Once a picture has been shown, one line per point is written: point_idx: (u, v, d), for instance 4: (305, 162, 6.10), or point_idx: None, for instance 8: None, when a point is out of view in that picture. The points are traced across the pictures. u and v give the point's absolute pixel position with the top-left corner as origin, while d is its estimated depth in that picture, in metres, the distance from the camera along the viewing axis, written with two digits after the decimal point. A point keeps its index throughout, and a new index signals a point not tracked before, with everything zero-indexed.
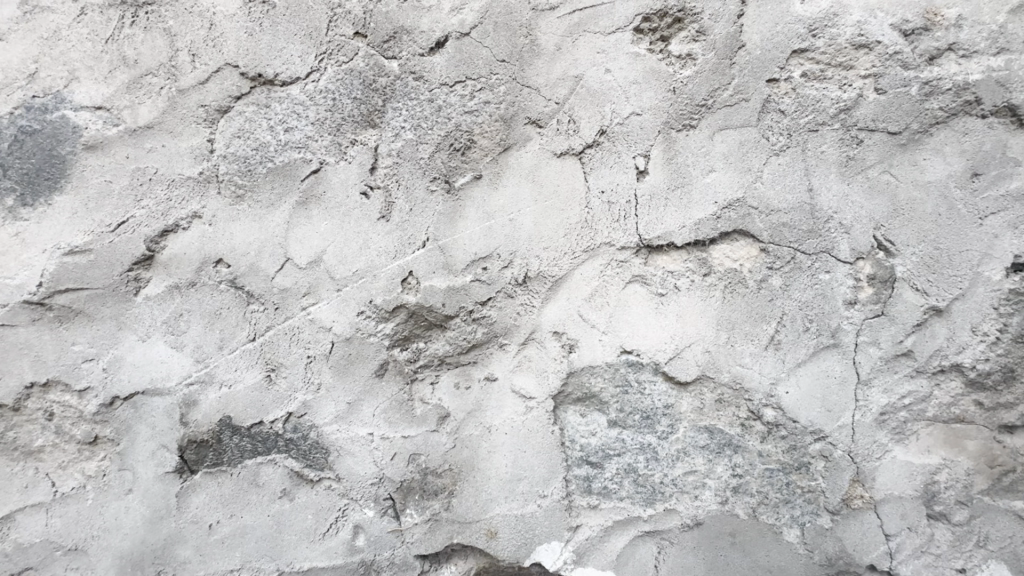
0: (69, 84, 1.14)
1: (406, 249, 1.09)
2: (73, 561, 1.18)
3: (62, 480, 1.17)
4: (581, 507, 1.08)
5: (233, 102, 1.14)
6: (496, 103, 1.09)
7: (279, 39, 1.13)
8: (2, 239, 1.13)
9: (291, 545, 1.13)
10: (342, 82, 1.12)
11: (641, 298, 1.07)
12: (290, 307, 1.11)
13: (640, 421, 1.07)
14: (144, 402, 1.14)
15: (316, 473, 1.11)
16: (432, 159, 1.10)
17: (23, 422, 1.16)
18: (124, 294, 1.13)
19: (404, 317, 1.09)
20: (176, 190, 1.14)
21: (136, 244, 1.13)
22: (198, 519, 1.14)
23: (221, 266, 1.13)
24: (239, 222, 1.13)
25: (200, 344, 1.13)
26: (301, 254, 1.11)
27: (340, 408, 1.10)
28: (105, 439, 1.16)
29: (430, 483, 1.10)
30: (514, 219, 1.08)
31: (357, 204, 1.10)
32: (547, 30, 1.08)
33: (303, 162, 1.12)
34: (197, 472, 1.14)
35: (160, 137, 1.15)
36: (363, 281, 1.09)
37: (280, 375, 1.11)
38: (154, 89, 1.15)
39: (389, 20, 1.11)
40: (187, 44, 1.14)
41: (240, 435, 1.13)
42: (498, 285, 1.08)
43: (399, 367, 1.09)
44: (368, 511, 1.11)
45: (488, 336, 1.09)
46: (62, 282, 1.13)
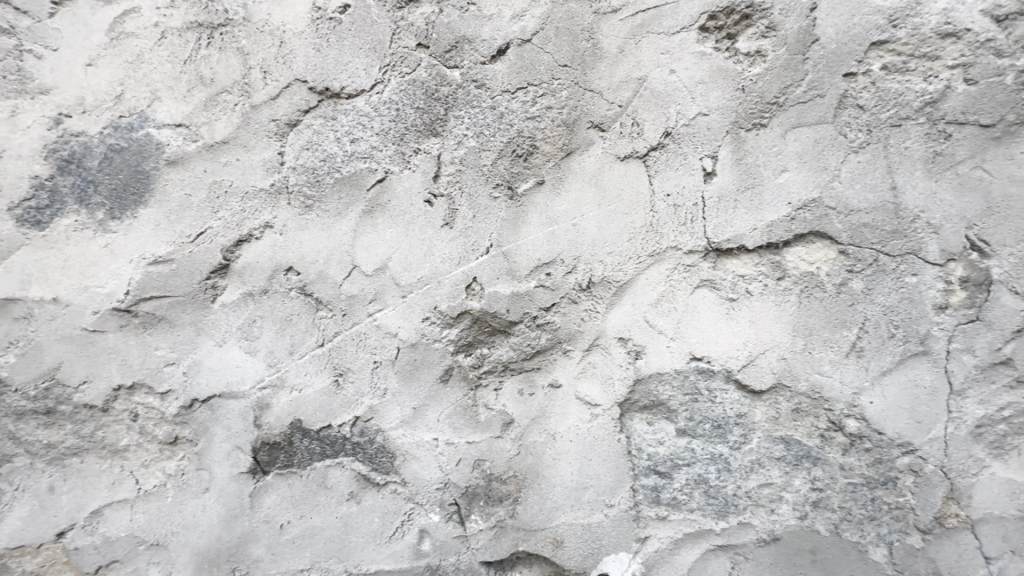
0: (151, 104, 1.24)
1: (470, 256, 1.10)
2: (154, 555, 1.24)
3: (146, 478, 1.24)
4: (649, 518, 1.06)
5: (301, 116, 1.20)
6: (558, 108, 1.08)
7: (345, 54, 1.18)
8: (94, 251, 1.22)
9: (358, 547, 1.14)
10: (406, 92, 1.15)
11: (710, 303, 1.03)
12: (356, 314, 1.13)
13: (711, 430, 1.03)
14: (220, 404, 1.19)
15: (383, 476, 1.13)
16: (494, 166, 1.10)
17: (112, 421, 1.24)
18: (202, 301, 1.19)
19: (468, 323, 1.10)
20: (250, 202, 1.19)
21: (213, 254, 1.19)
22: (270, 518, 1.18)
23: (291, 274, 1.17)
24: (308, 230, 1.17)
25: (272, 349, 1.17)
26: (368, 262, 1.13)
27: (405, 413, 1.11)
28: (184, 439, 1.22)
29: (496, 489, 1.09)
30: (577, 224, 1.08)
31: (421, 212, 1.12)
32: (609, 33, 1.07)
33: (369, 171, 1.15)
34: (270, 473, 1.18)
35: (235, 151, 1.21)
36: (428, 288, 1.10)
37: (347, 379, 1.14)
38: (229, 105, 1.22)
39: (451, 30, 1.14)
40: (259, 62, 1.22)
41: (309, 438, 1.16)
42: (563, 290, 1.07)
43: (463, 373, 1.10)
44: (433, 516, 1.11)
45: (552, 342, 1.08)
46: (147, 291, 1.19)
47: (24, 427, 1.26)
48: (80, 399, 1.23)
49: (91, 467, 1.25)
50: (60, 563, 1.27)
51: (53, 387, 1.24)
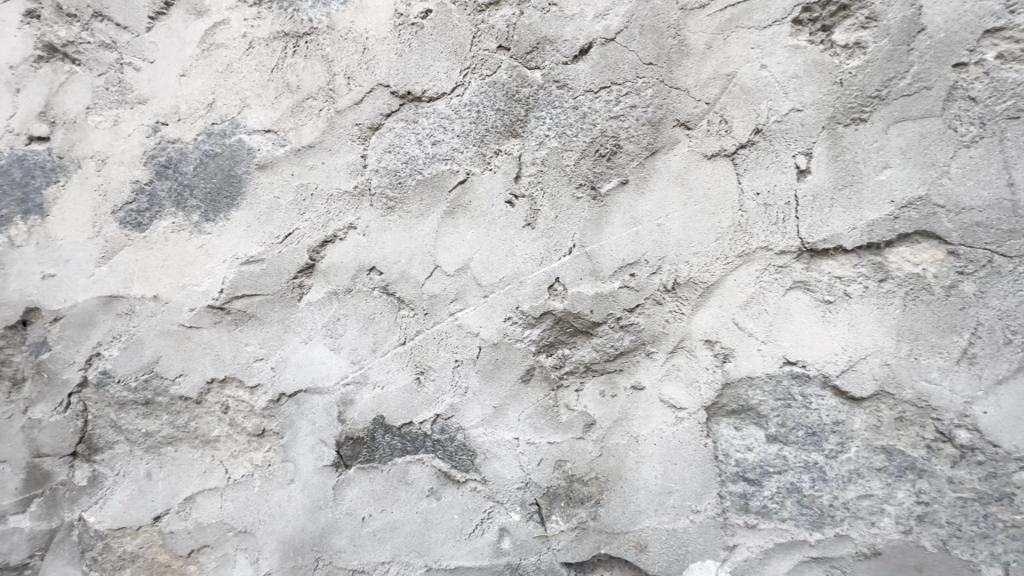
0: (242, 111, 1.32)
1: (552, 256, 1.10)
2: (242, 542, 1.30)
3: (235, 468, 1.30)
4: (737, 526, 1.03)
5: (384, 120, 1.23)
6: (643, 107, 1.07)
7: (426, 58, 1.20)
8: (191, 251, 1.29)
9: (439, 543, 1.16)
10: (486, 95, 1.17)
11: (804, 306, 1.00)
12: (438, 313, 1.15)
13: (805, 437, 1.00)
14: (306, 399, 1.24)
15: (463, 474, 1.15)
16: (577, 166, 1.10)
17: (204, 413, 1.31)
18: (289, 299, 1.24)
19: (550, 324, 1.10)
20: (334, 203, 1.23)
21: (301, 254, 1.23)
22: (352, 511, 1.21)
23: (374, 274, 1.20)
24: (391, 231, 1.20)
25: (356, 346, 1.20)
26: (449, 262, 1.15)
27: (486, 412, 1.12)
28: (271, 432, 1.27)
29: (577, 490, 1.09)
30: (661, 224, 1.06)
31: (503, 213, 1.13)
32: (696, 29, 1.05)
33: (450, 173, 1.17)
34: (352, 467, 1.21)
35: (320, 155, 1.25)
36: (510, 288, 1.11)
37: (428, 377, 1.16)
38: (314, 111, 1.27)
39: (532, 31, 1.14)
40: (343, 68, 1.26)
41: (391, 434, 1.18)
42: (647, 291, 1.06)
43: (545, 373, 1.10)
44: (514, 515, 1.12)
45: (636, 344, 1.07)
46: (239, 289, 1.25)
47: (125, 417, 1.36)
48: (176, 391, 1.31)
49: (185, 456, 1.33)
50: (156, 546, 1.35)
51: (152, 379, 1.32)
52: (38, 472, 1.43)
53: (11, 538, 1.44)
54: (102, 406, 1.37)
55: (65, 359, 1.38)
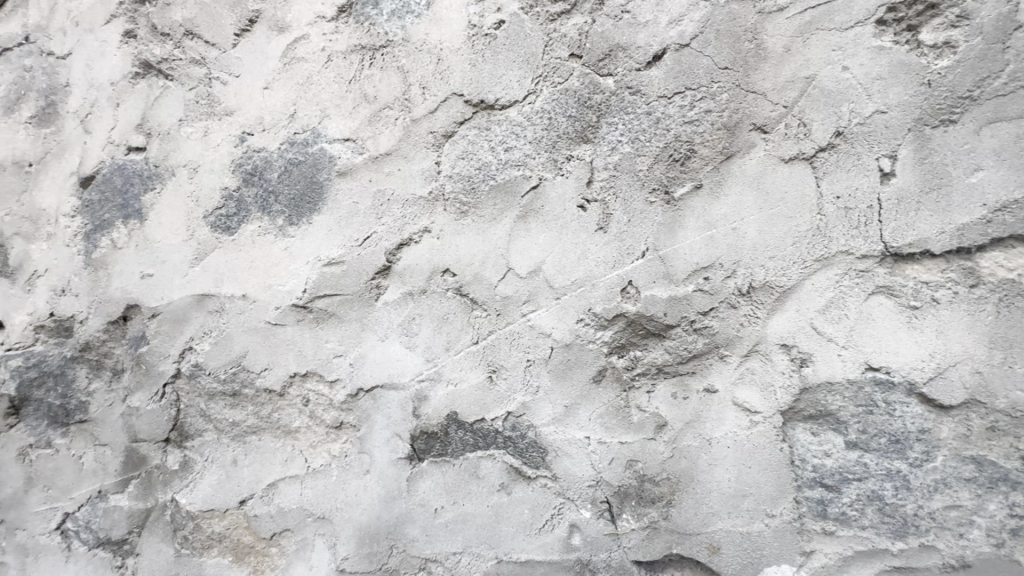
0: (322, 121, 1.40)
1: (625, 259, 1.12)
2: (321, 527, 1.38)
3: (313, 457, 1.38)
4: (814, 532, 1.02)
5: (457, 127, 1.28)
6: (718, 112, 1.08)
7: (499, 67, 1.24)
8: (276, 254, 1.38)
9: (510, 536, 1.20)
10: (558, 102, 1.20)
11: (888, 311, 0.98)
12: (511, 314, 1.19)
13: (887, 444, 0.98)
14: (382, 394, 1.30)
15: (533, 470, 1.18)
16: (650, 171, 1.12)
17: (286, 405, 1.39)
18: (367, 299, 1.30)
19: (622, 326, 1.12)
20: (410, 208, 1.29)
21: (378, 256, 1.30)
22: (425, 502, 1.27)
23: (448, 276, 1.25)
24: (464, 235, 1.24)
25: (430, 345, 1.26)
26: (522, 264, 1.19)
27: (557, 410, 1.16)
28: (348, 424, 1.34)
29: (648, 490, 1.11)
30: (736, 228, 1.06)
31: (575, 217, 1.16)
32: (774, 32, 1.05)
33: (522, 178, 1.21)
34: (426, 460, 1.27)
35: (396, 162, 1.31)
36: (582, 290, 1.14)
37: (500, 376, 1.20)
38: (391, 120, 1.33)
39: (605, 39, 1.16)
40: (418, 79, 1.32)
41: (464, 429, 1.23)
42: (721, 295, 1.07)
43: (616, 374, 1.13)
44: (584, 512, 1.14)
45: (709, 346, 1.08)
46: (321, 289, 1.33)
47: (214, 407, 1.46)
48: (261, 383, 1.40)
49: (268, 444, 1.42)
50: (241, 527, 1.45)
51: (239, 372, 1.42)
52: (135, 456, 1.56)
53: (114, 515, 1.57)
54: (193, 396, 1.48)
55: (161, 352, 1.50)
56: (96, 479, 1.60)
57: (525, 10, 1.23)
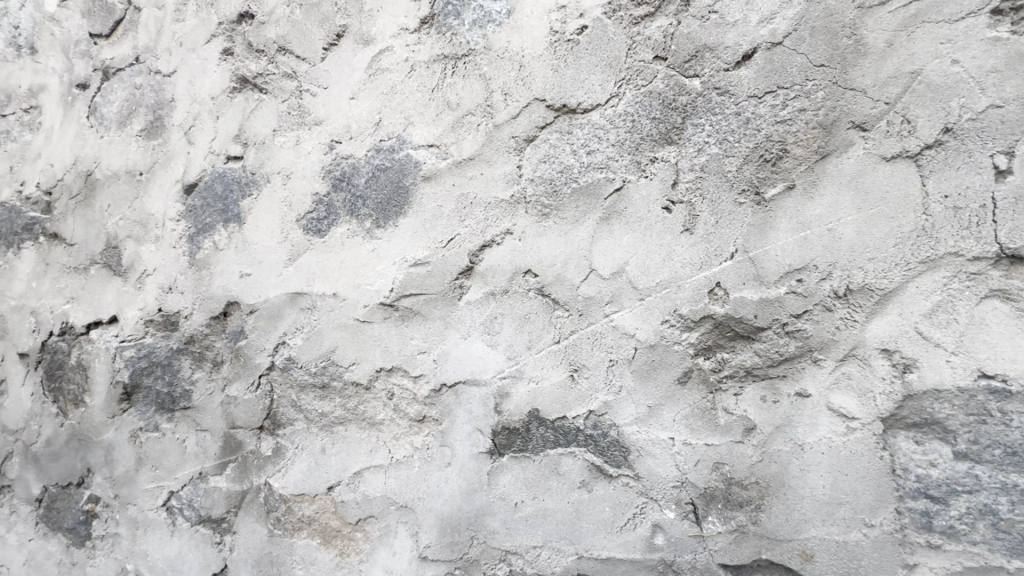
0: (406, 129, 1.47)
1: (712, 261, 1.12)
2: (404, 516, 1.44)
3: (397, 449, 1.45)
4: (917, 544, 0.98)
5: (539, 132, 1.31)
6: (813, 110, 1.06)
7: (582, 71, 1.27)
8: (364, 255, 1.46)
9: (590, 533, 1.22)
10: (642, 104, 1.20)
11: (1003, 316, 0.93)
12: (593, 314, 1.21)
13: (1002, 456, 0.93)
14: (464, 390, 1.35)
15: (615, 469, 1.20)
16: (739, 172, 1.11)
17: (372, 398, 1.47)
18: (450, 299, 1.36)
19: (709, 327, 1.12)
20: (492, 211, 1.33)
21: (462, 257, 1.35)
22: (506, 496, 1.31)
23: (529, 276, 1.28)
24: (546, 237, 1.27)
25: (511, 344, 1.30)
26: (605, 266, 1.21)
27: (640, 411, 1.17)
28: (431, 418, 1.40)
29: (736, 493, 1.10)
30: (832, 229, 1.04)
31: (659, 219, 1.16)
32: (875, 27, 1.02)
33: (605, 181, 1.22)
34: (506, 455, 1.31)
35: (479, 166, 1.36)
36: (667, 291, 1.15)
37: (582, 375, 1.22)
38: (474, 126, 1.38)
39: (691, 40, 1.16)
40: (500, 85, 1.36)
41: (545, 426, 1.26)
42: (816, 297, 1.04)
43: (703, 375, 1.13)
44: (668, 512, 1.15)
45: (802, 350, 1.06)
46: (407, 289, 1.40)
47: (305, 398, 1.56)
48: (349, 376, 1.49)
49: (354, 435, 1.50)
50: (330, 512, 1.54)
51: (329, 365, 1.51)
52: (233, 441, 1.69)
53: (214, 494, 1.71)
54: (286, 387, 1.59)
55: (258, 346, 1.62)
56: (198, 461, 1.74)
57: (608, 14, 1.24)
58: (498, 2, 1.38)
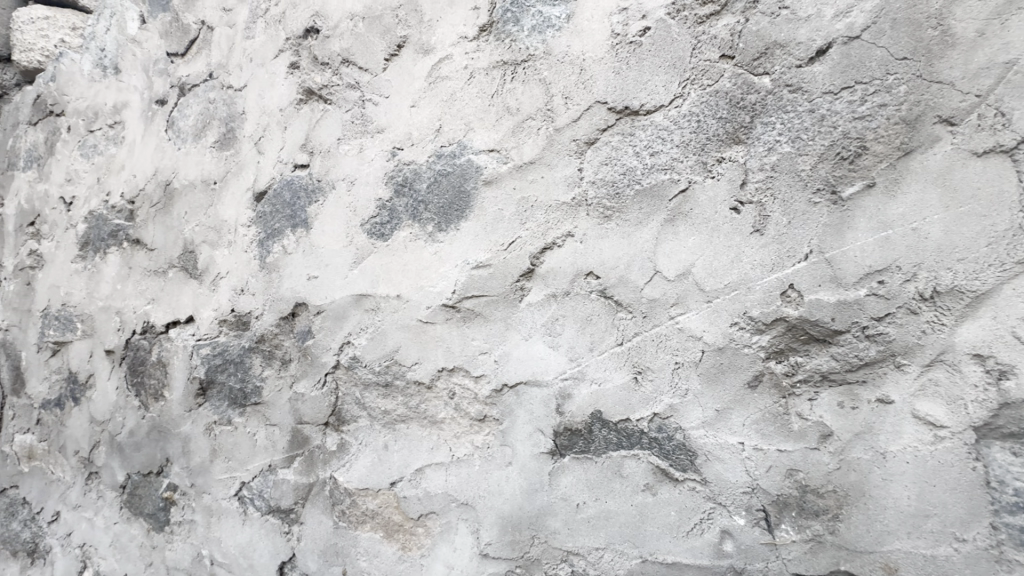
0: (467, 134, 1.50)
1: (784, 262, 1.09)
2: (464, 513, 1.46)
3: (457, 447, 1.48)
4: (1017, 563, 0.91)
5: (600, 134, 1.31)
6: (895, 105, 1.02)
7: (645, 73, 1.26)
8: (427, 258, 1.51)
9: (655, 537, 1.21)
10: (708, 104, 1.19)
11: None
12: (657, 316, 1.21)
13: None
14: (525, 390, 1.37)
15: (681, 473, 1.18)
16: (813, 171, 1.08)
17: (433, 397, 1.51)
18: (512, 300, 1.38)
19: (781, 330, 1.09)
20: (554, 213, 1.35)
21: (523, 260, 1.37)
22: (567, 497, 1.32)
23: (591, 278, 1.29)
24: (608, 239, 1.28)
25: (573, 345, 1.31)
26: (669, 267, 1.20)
27: (708, 414, 1.15)
28: (491, 418, 1.42)
29: (811, 502, 1.06)
30: (917, 228, 0.99)
31: (727, 220, 1.15)
32: (964, 16, 0.96)
33: (670, 182, 1.22)
34: (568, 456, 1.32)
35: (539, 170, 1.38)
36: (737, 293, 1.13)
37: (646, 377, 1.22)
38: (534, 130, 1.40)
39: (760, 37, 1.14)
40: (560, 89, 1.37)
41: (608, 428, 1.26)
42: (899, 300, 1.00)
43: (775, 380, 1.10)
44: (738, 518, 1.12)
45: (883, 354, 1.02)
46: (469, 290, 1.43)
47: (369, 396, 1.62)
48: (412, 375, 1.53)
49: (416, 433, 1.55)
50: (391, 507, 1.58)
51: (392, 365, 1.57)
52: (300, 436, 1.77)
53: (282, 486, 1.80)
54: (350, 385, 1.66)
55: (324, 345, 1.70)
56: (267, 454, 1.84)
57: (671, 15, 1.24)
58: (558, 7, 1.41)
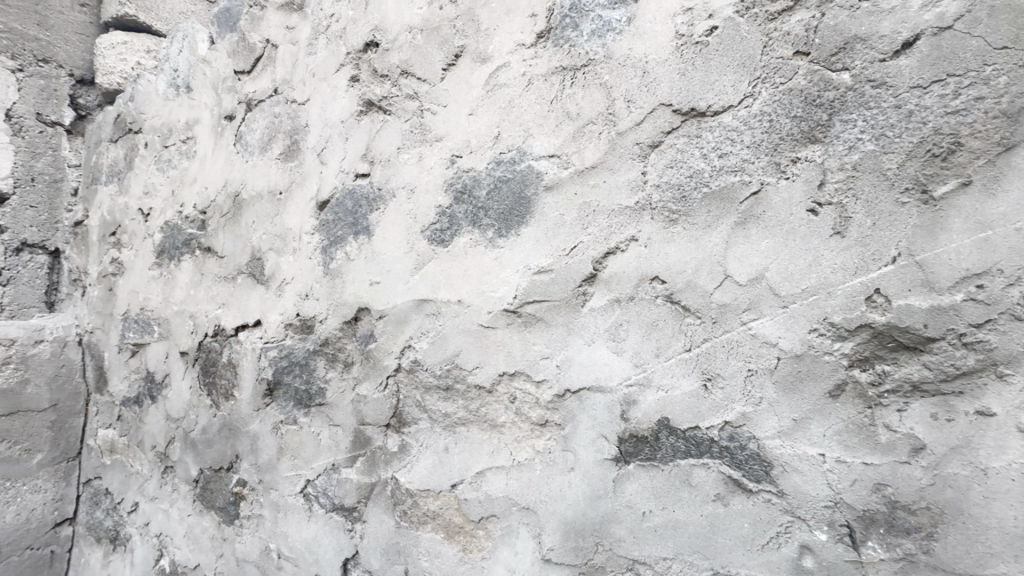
0: (526, 140, 1.52)
1: (869, 265, 1.04)
2: (525, 517, 1.47)
3: (518, 451, 1.49)
4: None
5: (664, 137, 1.29)
6: (994, 98, 0.95)
7: (711, 73, 1.24)
8: (488, 263, 1.53)
9: (727, 549, 1.18)
10: (780, 102, 1.15)
11: None
12: (728, 322, 1.18)
13: None
14: (588, 396, 1.36)
15: (755, 484, 1.15)
16: (901, 169, 1.03)
17: (494, 401, 1.53)
18: (574, 305, 1.38)
19: (866, 337, 1.04)
20: (616, 218, 1.34)
21: (585, 265, 1.37)
22: (633, 504, 1.30)
23: (657, 283, 1.27)
24: (674, 243, 1.26)
25: (638, 351, 1.29)
26: (741, 272, 1.17)
27: (784, 424, 1.11)
28: (553, 423, 1.42)
29: (901, 519, 1.01)
30: (1022, 228, 0.92)
31: (804, 222, 1.11)
32: None
33: (741, 184, 1.19)
34: (633, 463, 1.30)
35: (601, 174, 1.37)
36: (816, 298, 1.09)
37: (717, 384, 1.19)
38: (595, 134, 1.39)
39: (838, 32, 1.10)
40: (622, 93, 1.36)
41: (676, 436, 1.24)
42: (1002, 305, 0.94)
43: (859, 389, 1.05)
44: (819, 533, 1.08)
45: (983, 364, 0.95)
46: (530, 296, 1.44)
47: (429, 399, 1.66)
48: (473, 379, 1.55)
49: (477, 436, 1.56)
50: (452, 509, 1.60)
51: (453, 368, 1.59)
52: (362, 436, 1.83)
53: (346, 485, 1.86)
54: (411, 388, 1.70)
55: (386, 349, 1.75)
56: (331, 453, 1.91)
57: (740, 13, 1.21)
58: (618, 10, 1.40)
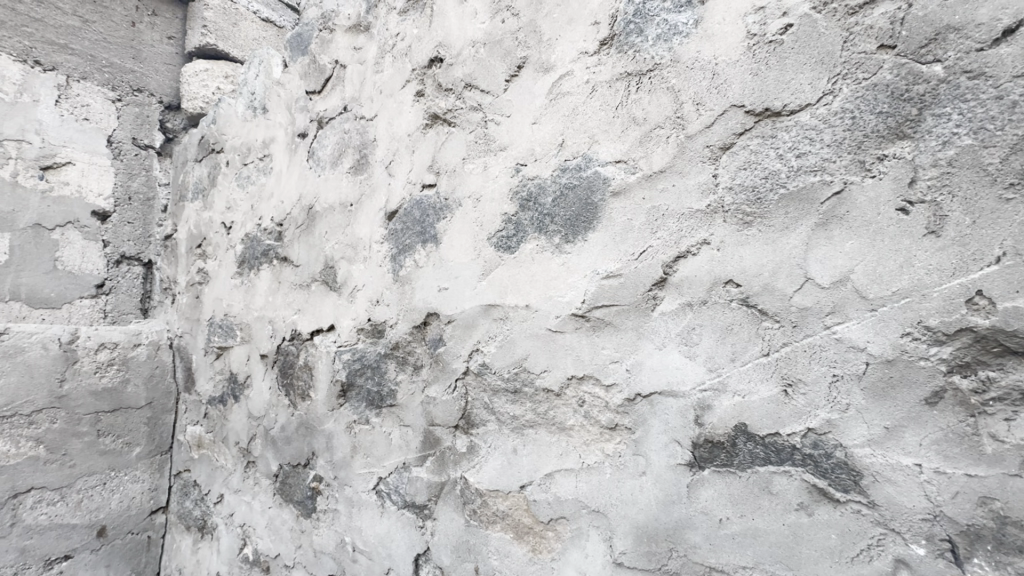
0: (591, 147, 1.54)
1: (969, 266, 0.98)
2: (596, 520, 1.48)
3: (587, 454, 1.50)
4: None
5: (736, 138, 1.28)
6: None
7: (787, 72, 1.21)
8: (555, 268, 1.56)
9: (812, 560, 1.14)
10: (863, 99, 1.12)
11: None
12: (810, 326, 1.15)
13: None
14: (660, 400, 1.36)
15: (843, 494, 1.11)
16: (1005, 163, 0.97)
17: (561, 404, 1.55)
18: (644, 309, 1.39)
19: (968, 341, 0.99)
20: (686, 221, 1.33)
21: (655, 269, 1.37)
22: (708, 510, 1.28)
23: (731, 287, 1.26)
24: (749, 246, 1.24)
25: (713, 355, 1.28)
26: (823, 274, 1.14)
27: (875, 432, 1.07)
28: (623, 427, 1.42)
29: (1013, 536, 0.94)
30: None
31: (894, 221, 1.07)
32: None
33: (821, 185, 1.16)
34: (708, 469, 1.29)
35: (670, 178, 1.37)
36: (908, 301, 1.04)
37: (798, 390, 1.16)
38: (663, 138, 1.39)
39: (928, 22, 1.05)
40: (690, 96, 1.36)
41: (754, 442, 1.22)
42: None
43: (960, 396, 1.00)
44: (917, 548, 1.02)
45: None
46: (599, 301, 1.46)
47: (497, 401, 1.70)
48: (541, 383, 1.59)
49: (545, 439, 1.59)
50: (521, 509, 1.64)
51: (521, 372, 1.63)
52: (432, 436, 1.90)
53: (417, 483, 1.94)
54: (480, 390, 1.75)
55: (455, 352, 1.82)
56: (402, 453, 1.99)
57: (817, 9, 1.18)
58: (684, 13, 1.40)
